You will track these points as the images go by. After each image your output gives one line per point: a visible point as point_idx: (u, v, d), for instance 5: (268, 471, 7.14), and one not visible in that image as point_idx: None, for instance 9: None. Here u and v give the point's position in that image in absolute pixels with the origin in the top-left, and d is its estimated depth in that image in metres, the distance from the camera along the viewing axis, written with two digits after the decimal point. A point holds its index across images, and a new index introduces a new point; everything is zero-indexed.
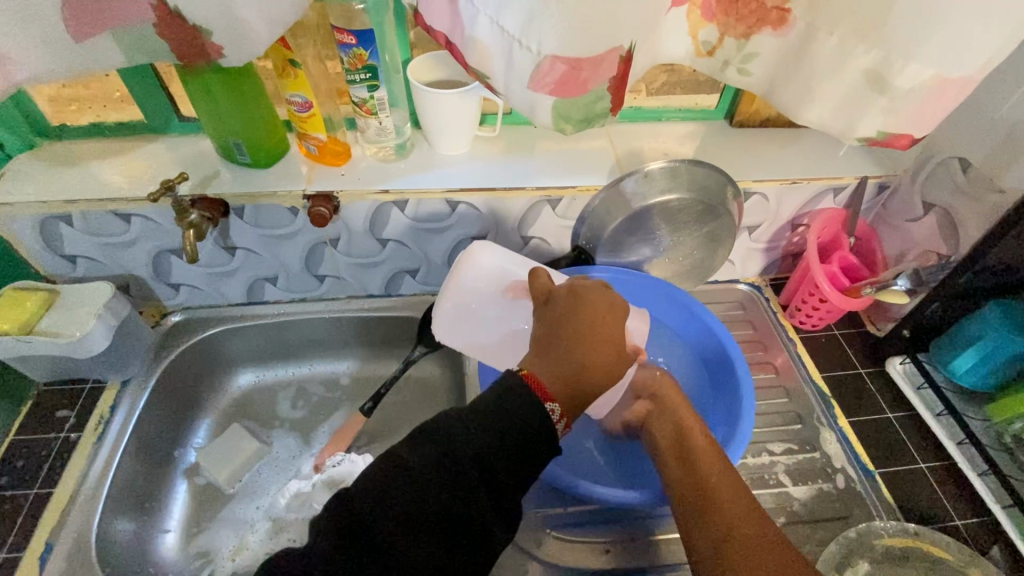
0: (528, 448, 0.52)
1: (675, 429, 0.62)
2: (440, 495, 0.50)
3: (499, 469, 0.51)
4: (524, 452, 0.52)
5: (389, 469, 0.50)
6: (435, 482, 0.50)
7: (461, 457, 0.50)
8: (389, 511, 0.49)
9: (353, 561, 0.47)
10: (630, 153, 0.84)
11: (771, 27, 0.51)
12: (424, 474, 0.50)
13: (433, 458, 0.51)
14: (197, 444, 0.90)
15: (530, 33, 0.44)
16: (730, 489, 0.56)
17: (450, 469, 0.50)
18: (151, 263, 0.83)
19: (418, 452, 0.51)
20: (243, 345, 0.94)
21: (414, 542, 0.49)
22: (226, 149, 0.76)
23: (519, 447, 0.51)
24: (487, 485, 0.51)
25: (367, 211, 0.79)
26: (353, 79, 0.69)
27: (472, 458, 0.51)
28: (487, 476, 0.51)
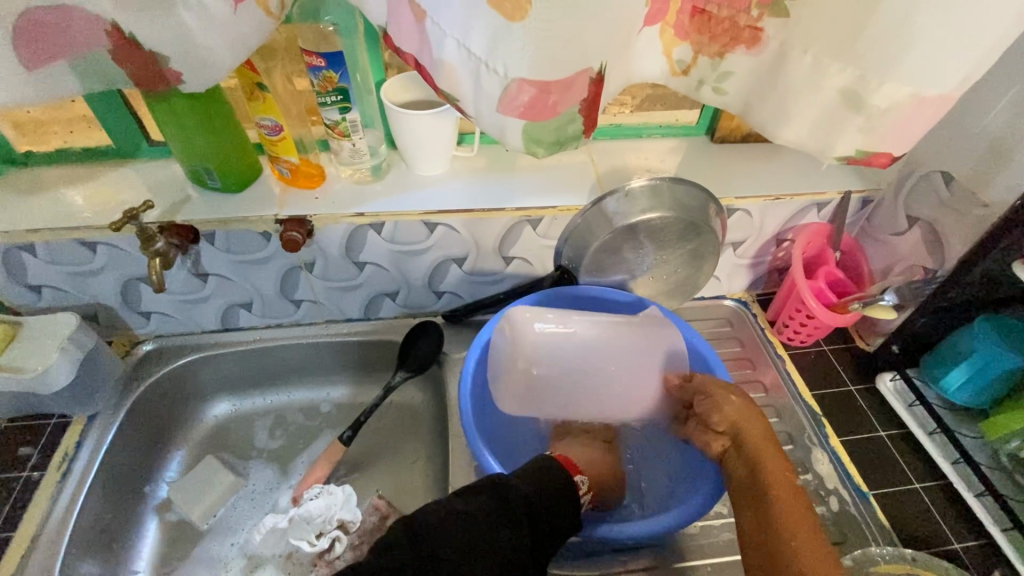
0: (567, 506, 0.56)
1: (750, 469, 0.60)
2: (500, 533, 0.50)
3: (545, 523, 0.54)
4: (564, 508, 0.56)
5: (450, 509, 0.51)
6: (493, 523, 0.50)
7: (517, 503, 0.53)
8: (455, 539, 0.48)
9: None
10: (611, 171, 0.82)
11: (745, 46, 0.50)
12: (486, 513, 0.51)
13: (491, 500, 0.52)
14: (169, 478, 0.87)
15: (496, 56, 0.43)
16: (808, 537, 0.52)
17: (506, 513, 0.52)
18: (120, 292, 0.80)
19: (479, 495, 0.53)
20: (217, 374, 0.91)
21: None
22: (195, 173, 0.74)
23: (558, 501, 0.56)
24: (536, 539, 0.53)
25: (342, 235, 0.77)
26: (324, 101, 0.67)
27: (524, 504, 0.53)
28: (536, 528, 0.53)
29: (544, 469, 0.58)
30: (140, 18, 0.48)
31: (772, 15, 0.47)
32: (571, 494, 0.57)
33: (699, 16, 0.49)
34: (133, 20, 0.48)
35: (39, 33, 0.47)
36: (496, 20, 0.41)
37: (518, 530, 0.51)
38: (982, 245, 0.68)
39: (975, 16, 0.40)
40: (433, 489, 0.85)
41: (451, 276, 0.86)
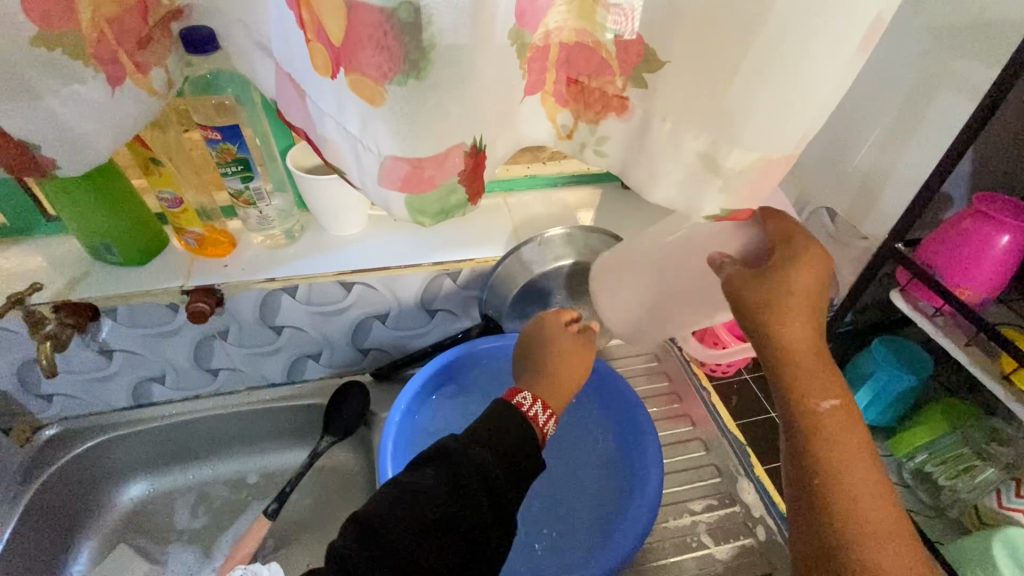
0: (526, 469, 0.54)
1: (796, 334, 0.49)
2: (454, 511, 0.49)
3: (507, 492, 0.52)
4: (522, 471, 0.54)
5: (399, 495, 0.49)
6: (443, 505, 0.49)
7: (469, 480, 0.51)
8: (409, 519, 0.48)
9: (369, 565, 0.46)
10: (528, 222, 0.85)
11: (615, 113, 0.53)
12: (429, 500, 0.49)
13: (442, 478, 0.51)
14: (76, 573, 0.80)
15: (368, 134, 0.44)
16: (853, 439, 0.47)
17: (459, 491, 0.50)
18: (16, 376, 0.76)
19: (425, 474, 0.51)
20: (131, 453, 0.85)
21: (427, 554, 0.48)
22: (94, 249, 0.72)
23: (517, 465, 0.53)
24: (496, 510, 0.51)
25: (255, 301, 0.76)
26: (225, 172, 0.66)
27: (477, 473, 0.51)
28: (496, 498, 0.52)
29: (483, 429, 0.54)
30: (6, 111, 0.46)
31: (633, 87, 0.51)
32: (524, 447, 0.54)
33: (574, 85, 0.53)
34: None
35: None
36: (363, 105, 0.42)
37: (473, 508, 0.50)
38: (862, 278, 0.73)
39: (797, 86, 0.44)
40: None
41: (375, 333, 0.85)
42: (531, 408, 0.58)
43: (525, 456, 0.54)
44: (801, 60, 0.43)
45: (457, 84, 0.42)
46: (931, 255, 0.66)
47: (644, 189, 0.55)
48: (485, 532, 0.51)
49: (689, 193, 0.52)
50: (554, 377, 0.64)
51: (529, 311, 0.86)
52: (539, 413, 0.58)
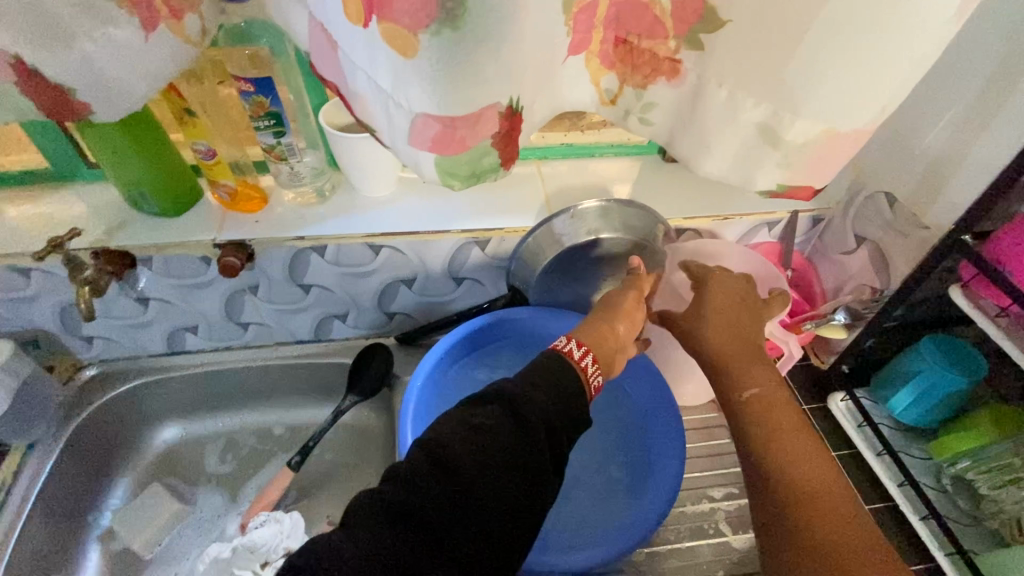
0: (581, 418, 0.52)
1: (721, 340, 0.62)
2: (518, 448, 0.47)
3: (563, 436, 0.50)
4: (576, 417, 0.52)
5: (463, 427, 0.47)
6: (507, 441, 0.47)
7: (532, 418, 0.49)
8: (473, 452, 0.46)
9: (434, 494, 0.44)
10: (562, 193, 0.82)
11: (666, 78, 0.49)
12: (493, 434, 0.47)
13: (505, 417, 0.48)
14: (112, 506, 0.85)
15: (400, 89, 0.42)
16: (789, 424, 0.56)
17: (523, 430, 0.48)
18: (58, 317, 0.79)
19: (486, 411, 0.49)
20: (165, 398, 0.89)
21: (494, 489, 0.45)
22: (132, 198, 0.73)
23: (571, 412, 0.52)
24: (554, 454, 0.49)
25: (285, 258, 0.76)
26: (257, 126, 0.66)
27: (540, 420, 0.49)
28: (555, 443, 0.50)
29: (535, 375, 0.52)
30: (43, 53, 0.46)
31: (689, 48, 0.46)
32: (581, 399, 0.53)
33: (623, 45, 0.49)
34: (36, 54, 0.46)
35: None
36: (396, 57, 0.40)
37: (535, 448, 0.48)
38: (917, 273, 0.68)
39: (882, 58, 0.41)
40: None
41: (400, 297, 0.85)
42: (580, 355, 0.57)
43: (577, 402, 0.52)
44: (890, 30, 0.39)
45: (495, 37, 0.39)
46: (1001, 250, 0.60)
47: (693, 161, 0.52)
48: (545, 474, 0.48)
49: (743, 165, 0.50)
50: (593, 328, 0.63)
51: (557, 284, 0.84)
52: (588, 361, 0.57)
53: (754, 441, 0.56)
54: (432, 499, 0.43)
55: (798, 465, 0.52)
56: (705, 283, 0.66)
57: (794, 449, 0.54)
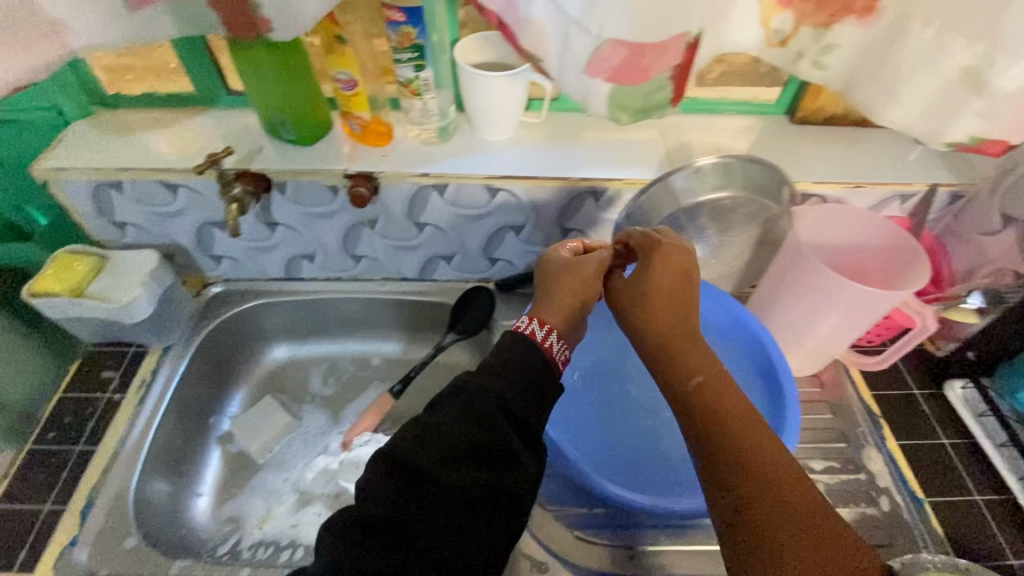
0: (545, 392, 0.53)
1: (659, 297, 0.57)
2: (478, 437, 0.48)
3: (528, 415, 0.51)
4: (539, 390, 0.52)
5: (418, 436, 0.49)
6: (468, 434, 0.48)
7: (489, 408, 0.49)
8: (434, 450, 0.48)
9: (400, 497, 0.46)
10: (681, 149, 0.80)
11: (855, 17, 0.49)
12: (452, 431, 0.48)
13: (458, 411, 0.49)
14: (231, 413, 0.92)
15: (590, 15, 0.41)
16: (746, 418, 0.51)
17: (479, 418, 0.49)
18: (195, 234, 0.85)
19: (439, 411, 0.50)
20: (279, 320, 0.95)
21: (464, 481, 0.47)
22: (271, 124, 0.76)
23: (536, 389, 0.52)
24: (518, 430, 0.50)
25: (407, 194, 0.79)
26: (399, 58, 0.67)
27: (497, 402, 0.50)
28: (521, 421, 0.51)
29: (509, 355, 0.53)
30: None
31: None
32: (546, 376, 0.53)
33: None
34: None
35: None
36: None
37: (496, 433, 0.49)
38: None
39: None
40: None
41: (507, 244, 0.87)
42: (546, 336, 0.56)
43: (539, 381, 0.53)
44: None
45: None
46: None
47: (876, 110, 0.54)
48: (513, 453, 0.49)
49: (939, 113, 0.51)
50: (553, 299, 0.60)
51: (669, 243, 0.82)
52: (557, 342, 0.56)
53: (698, 435, 0.51)
54: (399, 503, 0.46)
55: (752, 458, 0.48)
56: (648, 255, 0.59)
57: (751, 444, 0.49)
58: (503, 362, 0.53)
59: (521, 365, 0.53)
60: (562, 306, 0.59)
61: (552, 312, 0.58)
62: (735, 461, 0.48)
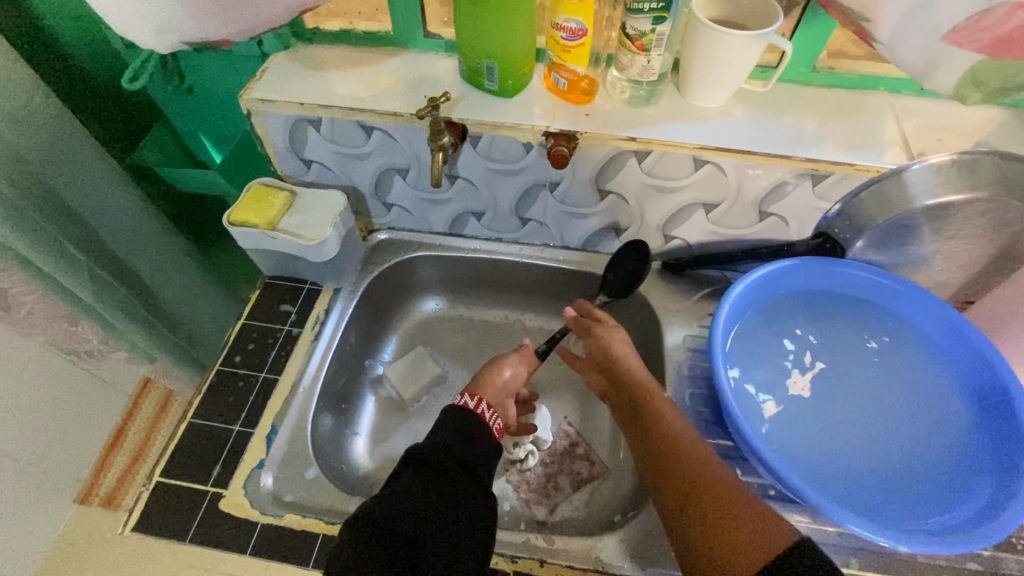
0: (482, 440, 0.64)
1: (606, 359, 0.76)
2: (433, 487, 0.57)
3: (467, 455, 0.62)
4: (474, 442, 0.63)
5: (380, 498, 0.56)
6: (422, 487, 0.57)
7: (437, 458, 0.60)
8: (395, 507, 0.55)
9: (378, 549, 0.52)
10: (920, 136, 0.71)
11: None
12: (410, 487, 0.57)
13: (412, 474, 0.58)
14: (384, 359, 0.94)
15: None
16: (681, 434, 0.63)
17: (431, 471, 0.58)
18: (375, 179, 0.84)
19: (397, 479, 0.58)
20: (436, 273, 0.95)
21: (432, 526, 0.54)
22: (475, 72, 0.73)
23: (463, 433, 0.63)
24: (469, 476, 0.60)
25: (604, 158, 0.74)
26: (640, 7, 0.61)
27: (446, 453, 0.60)
28: (465, 462, 0.61)
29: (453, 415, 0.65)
30: None
31: None
32: (482, 429, 0.65)
33: None
34: None
35: None
36: None
37: (453, 481, 0.58)
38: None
39: None
40: (623, 431, 0.87)
41: (690, 222, 0.81)
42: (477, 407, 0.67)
43: (478, 439, 0.64)
44: None
45: None
46: None
47: None
48: (465, 496, 0.58)
49: None
50: (479, 382, 0.76)
51: (888, 241, 0.73)
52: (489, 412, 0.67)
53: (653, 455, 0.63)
54: (378, 556, 0.51)
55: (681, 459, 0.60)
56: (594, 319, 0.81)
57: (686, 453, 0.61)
58: (443, 426, 0.64)
59: (444, 426, 0.64)
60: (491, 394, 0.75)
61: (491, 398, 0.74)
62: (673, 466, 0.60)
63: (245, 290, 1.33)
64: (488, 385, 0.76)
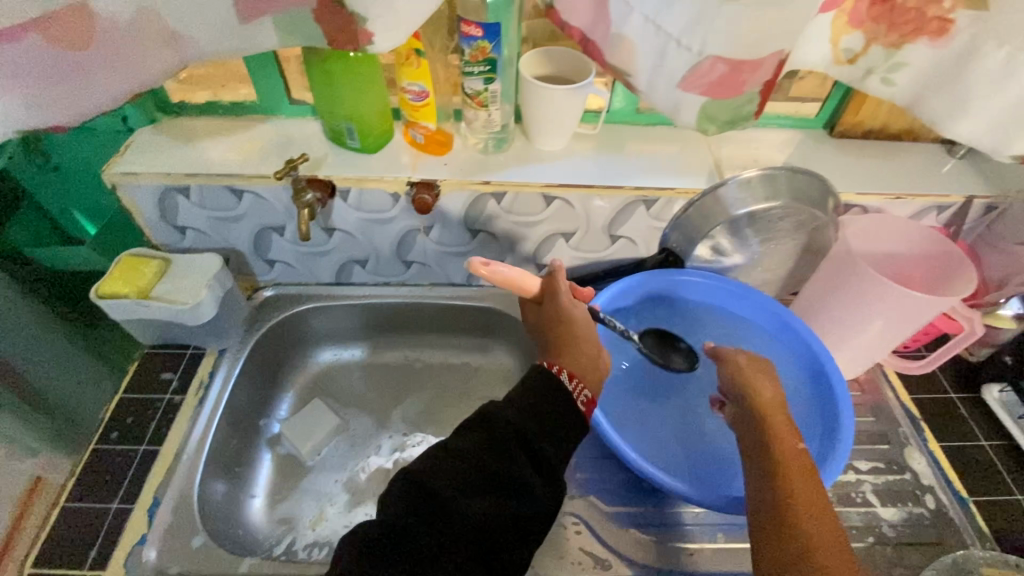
0: (565, 429, 0.61)
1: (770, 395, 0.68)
2: (492, 465, 0.57)
3: (541, 445, 0.60)
4: (557, 432, 0.61)
5: (441, 457, 0.57)
6: (479, 461, 0.56)
7: (505, 435, 0.58)
8: (446, 475, 0.56)
9: (419, 517, 0.53)
10: (728, 160, 0.84)
11: (928, 38, 0.50)
12: (469, 458, 0.57)
13: (478, 443, 0.58)
14: (280, 416, 0.93)
15: (695, 33, 0.45)
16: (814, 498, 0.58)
17: (496, 448, 0.58)
18: (254, 239, 0.87)
19: (463, 439, 0.59)
20: (328, 323, 0.97)
21: (474, 504, 0.55)
22: (337, 133, 0.79)
23: (548, 419, 0.61)
24: (535, 465, 0.58)
25: (466, 201, 0.81)
26: (471, 71, 0.70)
27: (513, 431, 0.59)
28: (530, 446, 0.59)
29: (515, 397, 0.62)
30: None
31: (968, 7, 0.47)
32: (567, 420, 0.62)
33: (882, 4, 0.50)
34: None
35: None
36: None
37: (512, 464, 0.57)
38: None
39: None
40: None
41: (556, 250, 0.89)
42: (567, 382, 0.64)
43: (557, 417, 0.62)
44: None
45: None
46: None
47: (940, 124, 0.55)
48: (526, 482, 0.57)
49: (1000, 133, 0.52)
50: (553, 343, 0.69)
51: (716, 251, 0.84)
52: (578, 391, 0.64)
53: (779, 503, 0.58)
54: (416, 524, 0.53)
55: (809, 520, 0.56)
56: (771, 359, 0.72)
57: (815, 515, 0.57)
58: (524, 399, 0.62)
59: (531, 399, 0.62)
60: (563, 352, 0.68)
61: (563, 359, 0.67)
62: (802, 528, 0.56)
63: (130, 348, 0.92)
64: (558, 345, 0.69)
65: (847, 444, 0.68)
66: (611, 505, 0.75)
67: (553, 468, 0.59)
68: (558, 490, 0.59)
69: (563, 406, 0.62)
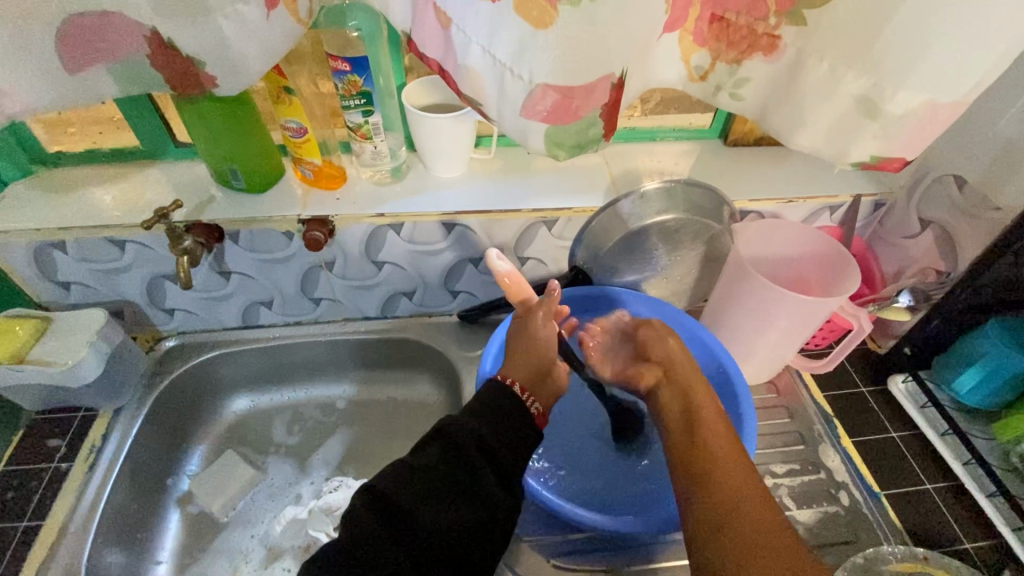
0: (524, 435, 0.57)
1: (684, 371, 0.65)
2: (457, 479, 0.52)
3: (504, 455, 0.55)
4: (520, 441, 0.57)
5: (401, 470, 0.53)
6: (441, 475, 0.52)
7: (465, 446, 0.54)
8: (409, 487, 0.52)
9: (384, 535, 0.50)
10: (625, 175, 0.84)
11: (762, 53, 0.54)
12: (427, 472, 0.52)
13: (439, 454, 0.54)
14: (190, 471, 0.89)
15: (522, 61, 0.46)
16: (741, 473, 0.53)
17: (457, 458, 0.53)
18: (146, 289, 0.83)
19: (425, 453, 0.54)
20: (238, 369, 0.93)
21: (437, 517, 0.51)
22: (221, 174, 0.77)
23: (504, 424, 0.56)
24: (499, 472, 0.54)
25: (363, 234, 0.79)
26: (348, 105, 0.69)
27: (475, 440, 0.54)
28: (495, 456, 0.55)
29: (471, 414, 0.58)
30: (178, 26, 0.49)
31: (790, 24, 0.51)
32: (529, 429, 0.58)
33: (718, 22, 0.53)
34: (174, 27, 0.50)
35: (82, 37, 0.50)
36: (525, 27, 0.44)
37: (473, 472, 0.53)
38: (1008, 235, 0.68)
39: (994, 30, 0.45)
40: None
41: (466, 276, 0.88)
42: (523, 396, 0.59)
43: (521, 421, 0.57)
44: (973, 12, 0.44)
45: (605, 23, 0.43)
46: None
47: (785, 134, 0.58)
48: (489, 489, 0.53)
49: (843, 135, 0.55)
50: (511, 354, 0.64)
51: (623, 267, 0.84)
52: (532, 404, 0.59)
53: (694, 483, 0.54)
54: (381, 543, 0.49)
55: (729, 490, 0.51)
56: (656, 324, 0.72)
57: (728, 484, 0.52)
58: (487, 408, 0.57)
59: (494, 408, 0.57)
60: (520, 362, 0.63)
61: (519, 370, 0.62)
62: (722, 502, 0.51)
63: (12, 404, 0.80)
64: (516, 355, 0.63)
65: (750, 452, 0.68)
66: (530, 538, 0.71)
67: (515, 472, 0.56)
68: (519, 493, 0.56)
69: (522, 419, 0.57)
